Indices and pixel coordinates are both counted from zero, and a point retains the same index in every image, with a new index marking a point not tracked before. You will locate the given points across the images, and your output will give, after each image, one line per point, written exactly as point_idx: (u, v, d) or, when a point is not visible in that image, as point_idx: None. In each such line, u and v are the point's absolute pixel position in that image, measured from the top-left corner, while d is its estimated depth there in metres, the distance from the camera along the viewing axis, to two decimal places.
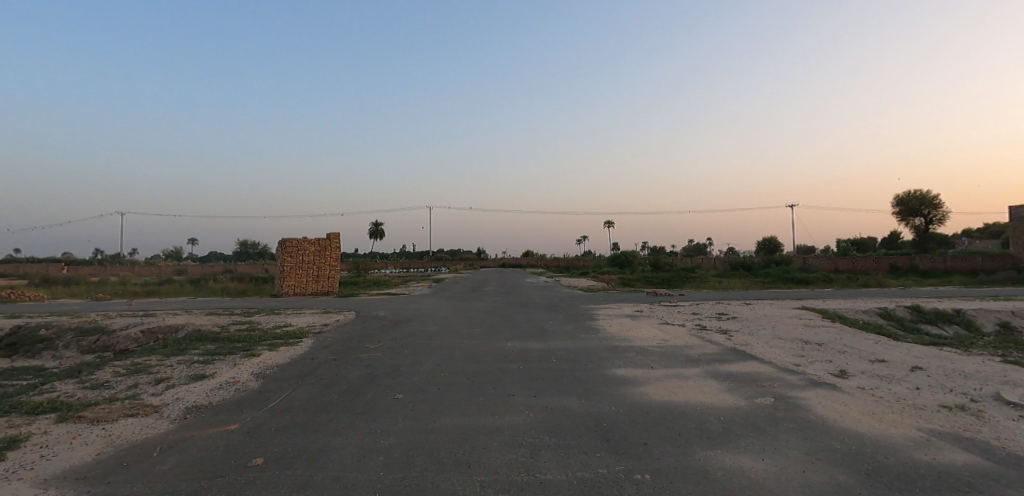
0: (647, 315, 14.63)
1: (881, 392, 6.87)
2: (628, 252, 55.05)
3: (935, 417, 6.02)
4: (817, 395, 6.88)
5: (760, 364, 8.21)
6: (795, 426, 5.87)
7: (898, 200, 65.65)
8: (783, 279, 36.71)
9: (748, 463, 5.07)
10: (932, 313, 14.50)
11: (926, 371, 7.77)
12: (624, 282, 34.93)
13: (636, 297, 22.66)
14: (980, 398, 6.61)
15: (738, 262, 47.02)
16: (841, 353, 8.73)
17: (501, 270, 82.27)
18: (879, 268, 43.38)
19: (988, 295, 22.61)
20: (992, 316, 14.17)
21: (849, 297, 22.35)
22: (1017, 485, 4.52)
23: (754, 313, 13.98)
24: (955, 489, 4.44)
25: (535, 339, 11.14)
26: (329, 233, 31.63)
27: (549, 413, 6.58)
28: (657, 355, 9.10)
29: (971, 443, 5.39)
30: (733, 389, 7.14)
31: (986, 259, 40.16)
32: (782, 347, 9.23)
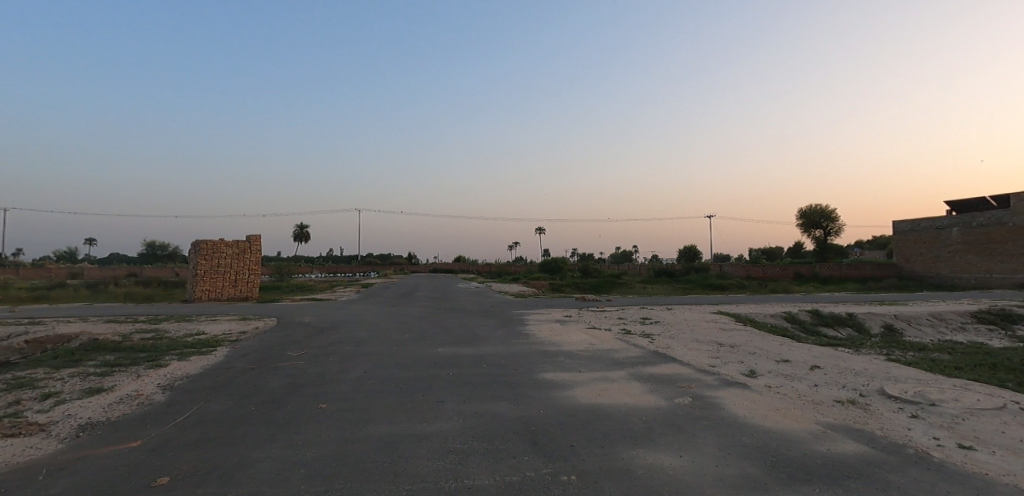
0: (575, 319, 14.98)
1: (785, 389, 7.45)
2: (558, 259, 55.75)
3: (830, 411, 6.62)
4: (731, 393, 7.33)
5: (680, 366, 8.64)
6: (711, 424, 6.23)
7: (801, 213, 71.76)
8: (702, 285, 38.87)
9: (667, 460, 5.33)
10: (828, 316, 15.88)
11: (823, 369, 8.54)
12: (554, 288, 35.41)
13: (566, 303, 23.12)
14: (868, 392, 7.35)
15: (661, 270, 49.18)
16: (751, 355, 9.37)
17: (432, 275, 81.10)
18: (785, 275, 46.92)
19: (875, 300, 25.04)
20: (878, 318, 15.79)
21: (760, 302, 23.93)
22: (899, 482, 5.07)
23: (675, 317, 14.70)
24: (846, 488, 4.92)
25: (466, 344, 11.08)
26: (248, 235, 30.03)
27: (478, 419, 6.57)
28: (585, 358, 9.35)
29: (860, 434, 6.00)
30: (655, 390, 7.46)
31: (874, 268, 44.59)
32: (699, 350, 9.76)
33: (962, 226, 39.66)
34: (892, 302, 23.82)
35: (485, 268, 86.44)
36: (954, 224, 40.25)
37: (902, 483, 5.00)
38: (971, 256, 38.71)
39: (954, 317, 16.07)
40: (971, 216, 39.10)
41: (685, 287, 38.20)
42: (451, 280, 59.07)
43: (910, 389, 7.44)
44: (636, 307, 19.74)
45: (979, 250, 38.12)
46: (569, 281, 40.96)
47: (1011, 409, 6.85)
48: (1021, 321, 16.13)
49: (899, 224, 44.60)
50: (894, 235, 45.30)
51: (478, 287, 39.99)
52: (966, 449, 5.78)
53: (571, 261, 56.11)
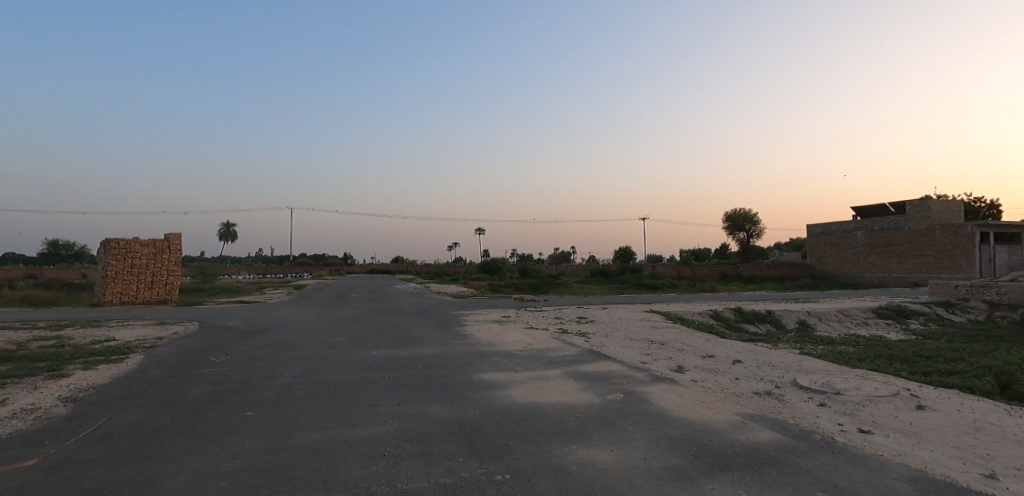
0: (514, 319, 15.08)
1: (709, 383, 7.86)
2: (498, 259, 55.90)
3: (749, 402, 7.06)
4: (660, 388, 7.64)
5: (612, 363, 8.90)
6: (641, 418, 6.47)
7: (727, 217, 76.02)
8: (636, 285, 40.29)
9: (599, 455, 5.48)
10: (750, 313, 16.91)
11: (744, 363, 9.07)
12: (494, 289, 35.50)
13: (506, 303, 23.25)
14: (782, 384, 7.89)
15: (598, 271, 50.49)
16: (679, 351, 9.80)
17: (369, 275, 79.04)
18: (712, 275, 49.47)
19: (791, 298, 26.96)
20: (793, 314, 16.98)
21: (690, 301, 25.10)
22: (807, 466, 5.49)
23: (610, 316, 15.14)
24: (761, 474, 5.26)
25: (403, 346, 10.88)
26: (166, 233, 28.01)
27: (413, 421, 6.46)
28: (522, 358, 9.43)
29: (775, 423, 6.43)
30: (589, 387, 7.64)
31: (791, 268, 47.96)
32: (632, 347, 10.10)
33: (865, 230, 43.41)
34: (806, 299, 25.70)
35: (424, 268, 85.28)
36: (858, 229, 43.97)
37: (810, 470, 5.41)
38: (873, 257, 42.48)
39: (858, 313, 17.57)
40: (873, 221, 42.85)
41: (620, 287, 39.44)
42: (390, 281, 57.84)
43: (818, 380, 8.07)
44: (573, 306, 20.17)
45: (880, 252, 41.88)
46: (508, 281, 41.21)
47: (902, 396, 7.58)
48: (913, 315, 17.88)
49: (813, 227, 48.21)
50: (809, 238, 48.91)
51: (417, 288, 39.43)
52: (865, 433, 6.34)
53: (511, 261, 56.47)
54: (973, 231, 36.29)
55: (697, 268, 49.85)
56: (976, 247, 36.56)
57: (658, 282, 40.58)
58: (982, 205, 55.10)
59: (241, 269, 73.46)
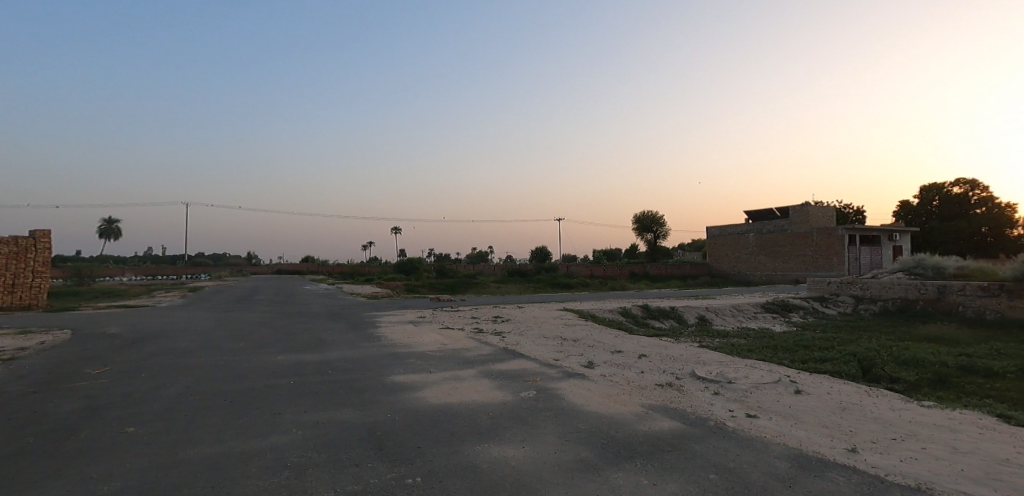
0: (429, 320, 14.90)
1: (617, 377, 8.24)
2: (414, 258, 54.96)
3: (652, 394, 7.49)
4: (571, 384, 7.90)
5: (526, 361, 9.07)
6: (552, 415, 6.64)
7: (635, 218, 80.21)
8: (551, 284, 41.37)
9: (511, 452, 5.56)
10: (655, 310, 17.94)
11: (648, 357, 9.61)
12: (410, 289, 34.86)
13: (422, 303, 22.92)
14: (682, 375, 8.46)
15: (515, 270, 51.21)
16: (590, 347, 10.19)
17: (276, 276, 74.51)
18: (622, 274, 51.91)
19: (692, 295, 28.99)
20: (693, 310, 18.26)
21: (602, 298, 26.20)
22: (702, 451, 5.93)
23: (525, 315, 15.41)
24: (661, 461, 5.60)
25: (311, 350, 10.37)
26: (31, 230, 24.70)
27: (320, 428, 6.17)
28: (436, 359, 9.34)
29: (675, 412, 6.88)
30: (502, 386, 7.72)
31: (692, 267, 51.52)
32: (545, 345, 10.34)
33: (755, 232, 47.56)
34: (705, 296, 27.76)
35: (337, 268, 81.84)
36: (749, 231, 48.09)
37: (704, 454, 5.84)
38: (763, 257, 46.70)
39: (749, 308, 19.23)
40: (762, 223, 47.03)
41: (536, 287, 40.26)
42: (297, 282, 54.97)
43: (713, 370, 8.73)
44: (490, 306, 20.31)
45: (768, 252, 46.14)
46: (425, 281, 40.67)
47: (783, 382, 8.40)
48: (794, 309, 19.89)
49: (711, 229, 52.07)
50: (708, 239, 52.76)
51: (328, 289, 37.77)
52: (751, 417, 6.95)
53: (428, 262, 55.76)
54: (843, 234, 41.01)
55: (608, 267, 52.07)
56: (845, 248, 41.39)
57: (572, 281, 41.93)
58: (848, 211, 62.50)
59: (125, 270, 66.31)
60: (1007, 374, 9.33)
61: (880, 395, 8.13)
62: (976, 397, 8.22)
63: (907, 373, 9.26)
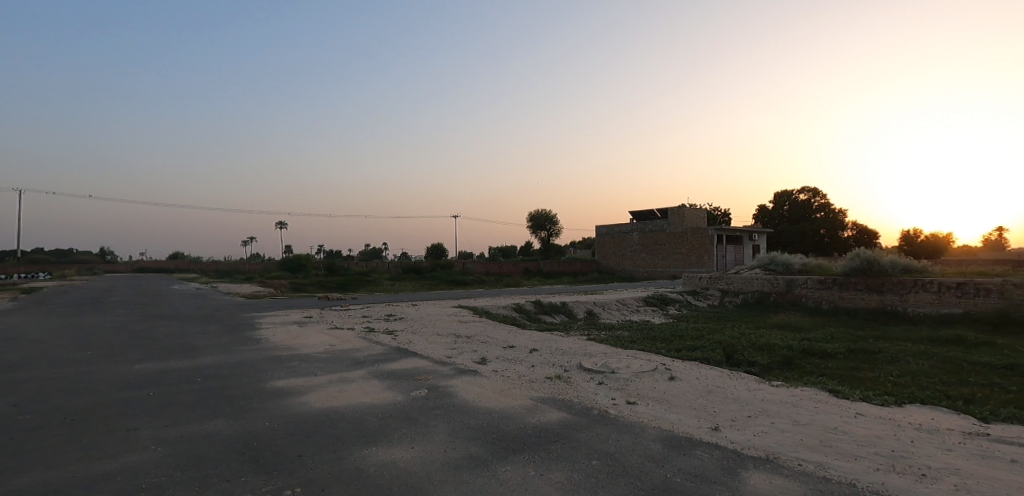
0: (316, 320, 14.12)
1: (509, 372, 8.41)
2: (302, 255, 51.92)
3: (542, 387, 7.76)
4: (463, 381, 7.93)
5: (418, 359, 8.95)
6: (443, 413, 6.61)
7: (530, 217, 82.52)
8: (447, 281, 41.21)
9: (399, 453, 5.45)
10: (548, 305, 18.58)
11: (539, 351, 9.93)
12: (296, 288, 32.79)
13: (309, 303, 21.70)
14: (570, 368, 8.86)
15: (411, 267, 50.35)
16: (483, 343, 10.30)
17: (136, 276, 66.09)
18: (517, 271, 53.02)
19: (582, 291, 30.53)
20: (583, 304, 19.19)
21: (497, 295, 26.58)
22: (585, 439, 6.25)
23: (419, 313, 15.19)
24: (548, 451, 5.82)
25: (176, 357, 9.35)
26: None
27: (185, 443, 5.59)
28: (323, 361, 8.89)
29: (562, 404, 7.20)
30: (393, 386, 7.55)
31: (582, 264, 54.14)
32: (439, 342, 10.27)
33: (639, 231, 51.16)
34: (594, 291, 29.31)
35: (213, 265, 74.67)
36: (634, 230, 51.62)
37: (587, 442, 6.17)
38: (646, 254, 50.35)
39: (632, 302, 20.64)
40: (644, 223, 50.72)
41: (433, 284, 39.86)
42: (164, 281, 49.43)
43: (598, 361, 9.24)
44: (383, 304, 19.75)
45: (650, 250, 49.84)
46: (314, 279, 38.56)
47: (658, 369, 9.14)
48: (672, 302, 21.68)
49: (601, 227, 55.04)
50: (597, 237, 55.71)
51: (200, 289, 34.32)
52: (630, 404, 7.47)
53: (317, 259, 52.86)
54: (712, 234, 45.52)
55: (504, 264, 52.85)
56: (715, 246, 45.97)
57: (469, 278, 42.13)
58: (718, 213, 69.54)
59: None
60: (838, 355, 10.94)
61: (739, 378, 9.12)
62: (814, 376, 9.54)
63: (762, 357, 10.47)
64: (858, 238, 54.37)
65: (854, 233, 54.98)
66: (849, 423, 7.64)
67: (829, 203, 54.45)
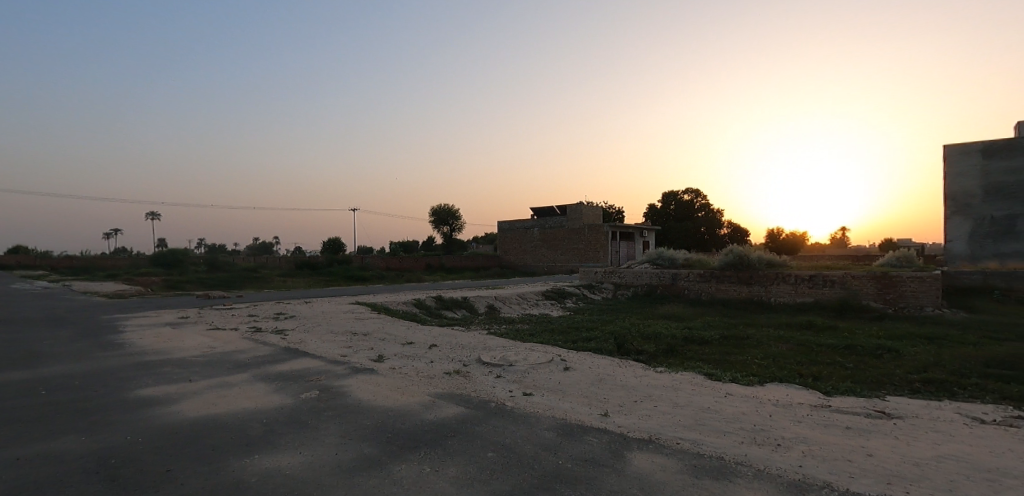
0: (193, 321, 12.89)
1: (407, 368, 8.29)
2: (178, 250, 47.17)
3: (440, 382, 7.75)
4: (357, 380, 7.67)
5: (309, 359, 8.53)
6: (334, 414, 6.36)
7: (433, 212, 81.77)
8: (344, 277, 39.58)
9: (285, 460, 5.16)
10: (449, 300, 18.52)
11: (438, 346, 9.89)
12: (169, 286, 29.65)
13: (186, 302, 19.76)
14: (469, 362, 8.92)
15: (306, 263, 47.73)
16: (380, 341, 10.05)
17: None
18: (418, 266, 51.68)
19: (483, 285, 30.79)
20: (485, 299, 19.39)
21: (397, 291, 26.02)
22: (482, 432, 6.35)
23: (312, 311, 14.44)
24: (445, 446, 5.83)
25: (14, 368, 8.06)
26: None
27: (22, 467, 4.85)
28: (200, 365, 8.16)
29: (460, 398, 7.25)
30: (280, 388, 7.12)
31: (484, 259, 54.29)
32: (333, 341, 9.85)
33: (539, 227, 52.77)
34: (495, 286, 29.70)
35: (66, 261, 65.29)
36: (534, 226, 53.07)
37: (485, 435, 6.26)
38: (546, 249, 51.97)
39: (532, 296, 21.22)
40: (544, 220, 52.41)
41: (329, 280, 38.05)
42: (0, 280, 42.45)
43: (497, 355, 9.40)
44: (272, 302, 18.51)
45: (549, 245, 51.57)
46: (192, 276, 35.26)
47: (554, 360, 9.50)
48: (569, 296, 22.60)
49: (503, 223, 55.87)
50: (499, 232, 56.51)
51: (48, 289, 29.83)
52: (527, 395, 7.70)
53: (197, 254, 48.23)
54: (607, 230, 48.07)
55: (404, 259, 51.62)
56: (609, 242, 48.63)
57: (368, 273, 40.80)
58: (613, 210, 73.56)
59: None
60: (713, 341, 12.09)
61: (627, 365, 9.74)
62: (693, 361, 10.45)
63: (648, 345, 11.28)
64: (732, 236, 60.34)
65: (729, 231, 60.93)
66: (720, 402, 8.48)
67: (709, 203, 59.79)
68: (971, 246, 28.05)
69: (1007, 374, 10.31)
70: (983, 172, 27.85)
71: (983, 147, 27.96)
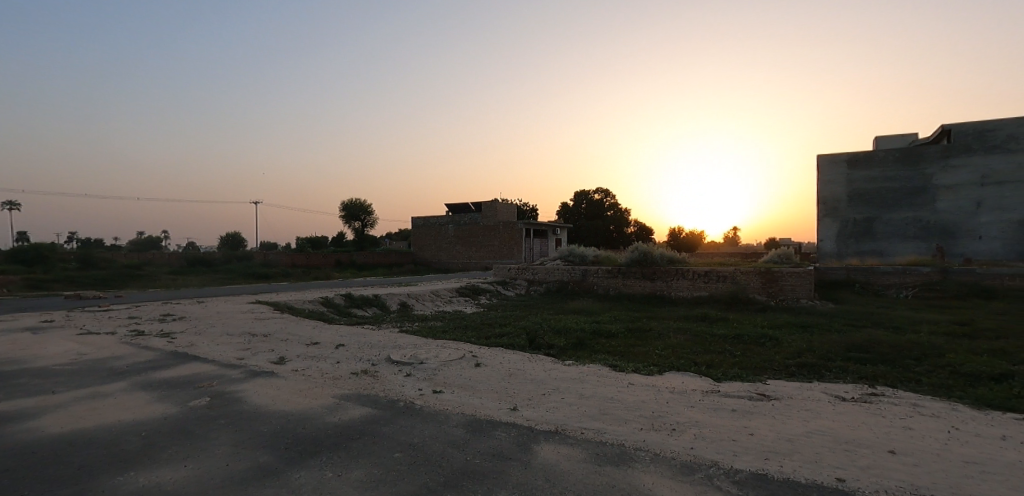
0: (58, 325, 11.43)
1: (310, 370, 7.94)
2: (41, 245, 41.46)
3: (346, 383, 7.51)
4: (254, 384, 7.23)
5: (200, 364, 7.90)
6: (227, 422, 5.96)
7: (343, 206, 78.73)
8: (243, 275, 36.95)
9: (167, 476, 4.75)
10: (359, 298, 17.95)
11: (346, 346, 9.56)
12: (28, 286, 26.04)
13: (50, 303, 17.46)
14: (377, 361, 8.72)
15: (199, 260, 43.89)
16: (282, 342, 9.54)
17: None
18: (327, 263, 49.28)
19: (395, 282, 30.17)
20: (397, 296, 19.00)
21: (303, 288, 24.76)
22: (389, 432, 6.24)
23: (205, 311, 13.36)
24: (349, 449, 5.67)
25: None
26: None
27: None
28: (67, 375, 7.27)
29: (367, 399, 7.07)
30: (165, 397, 6.54)
31: (397, 255, 53.13)
32: (228, 344, 9.19)
33: (453, 224, 52.50)
34: (408, 283, 29.20)
35: None
36: (449, 222, 52.75)
37: (392, 435, 6.17)
38: (460, 246, 51.85)
39: (446, 293, 21.11)
40: (458, 216, 52.25)
41: (226, 278, 35.33)
42: None
43: (407, 353, 9.27)
44: (158, 302, 16.88)
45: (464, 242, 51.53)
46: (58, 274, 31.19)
47: (466, 357, 9.53)
48: (483, 292, 22.77)
49: (417, 219, 55.02)
50: (413, 229, 55.57)
51: None
52: (437, 393, 7.67)
53: (64, 250, 42.69)
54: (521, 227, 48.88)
55: (312, 256, 48.96)
56: (523, 239, 49.55)
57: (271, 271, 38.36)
58: (527, 208, 74.98)
59: None
60: (618, 334, 12.73)
61: (537, 360, 10.00)
62: (600, 353, 10.95)
63: (559, 339, 11.65)
64: (638, 234, 63.83)
65: (635, 229, 64.39)
66: (623, 391, 8.96)
67: (617, 203, 62.81)
68: (837, 245, 31.81)
69: (863, 357, 11.82)
70: (847, 180, 31.66)
71: (848, 158, 31.72)
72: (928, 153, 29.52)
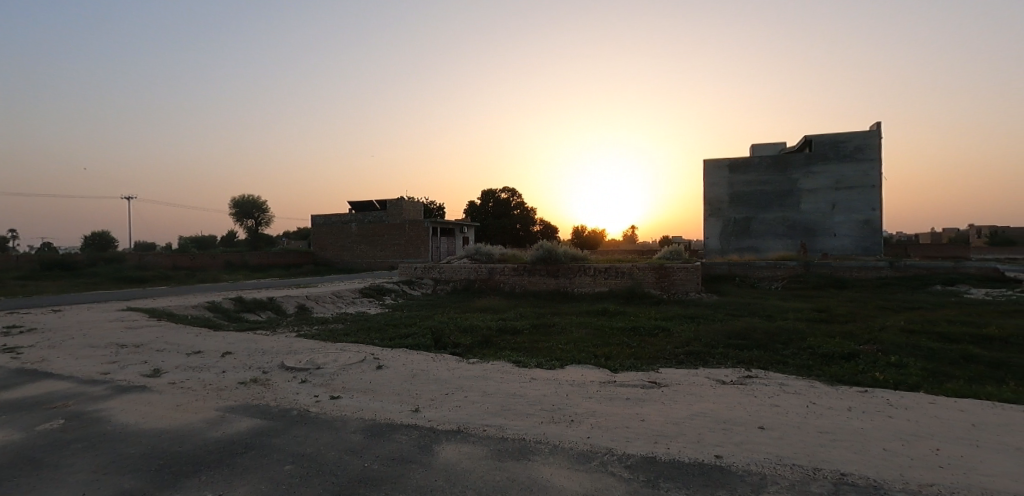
0: None
1: (191, 382, 7.33)
2: None
3: (233, 394, 7.03)
4: (122, 401, 6.54)
5: (52, 382, 7.00)
6: (86, 446, 5.35)
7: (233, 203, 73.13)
8: (112, 280, 32.99)
9: None
10: (251, 301, 16.80)
11: (234, 354, 8.94)
12: None
13: None
14: (269, 369, 8.25)
15: (57, 263, 38.52)
16: (159, 352, 8.71)
17: None
18: (214, 265, 44.49)
19: (292, 284, 28.52)
20: (294, 299, 18.02)
21: (185, 293, 22.63)
22: (280, 443, 5.95)
23: (63, 321, 11.80)
24: (234, 465, 5.33)
25: None
26: None
27: None
28: None
29: (255, 409, 6.68)
30: (6, 422, 5.72)
31: (296, 255, 50.21)
32: (91, 357, 8.22)
33: (357, 222, 50.75)
34: (307, 285, 27.74)
35: None
36: (352, 220, 50.91)
37: (283, 447, 5.88)
38: (365, 245, 50.23)
39: (348, 294, 20.36)
40: (362, 214, 50.58)
41: (92, 283, 31.35)
42: None
43: (303, 359, 8.86)
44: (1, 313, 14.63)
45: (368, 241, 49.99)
46: None
47: (367, 360, 9.30)
48: (388, 292, 22.25)
49: (319, 217, 52.52)
50: (314, 227, 52.95)
51: None
52: (335, 398, 7.42)
53: None
54: (427, 226, 48.32)
55: (197, 257, 44.22)
56: (429, 238, 48.99)
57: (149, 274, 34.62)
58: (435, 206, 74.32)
59: None
60: (524, 331, 13.05)
61: (441, 359, 9.99)
62: (505, 350, 11.17)
63: (465, 338, 11.71)
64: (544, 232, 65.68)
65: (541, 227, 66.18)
66: (525, 387, 9.21)
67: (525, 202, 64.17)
68: (721, 242, 34.84)
69: (740, 343, 13.09)
70: (729, 183, 34.77)
71: (729, 163, 34.83)
72: (795, 160, 33.21)
